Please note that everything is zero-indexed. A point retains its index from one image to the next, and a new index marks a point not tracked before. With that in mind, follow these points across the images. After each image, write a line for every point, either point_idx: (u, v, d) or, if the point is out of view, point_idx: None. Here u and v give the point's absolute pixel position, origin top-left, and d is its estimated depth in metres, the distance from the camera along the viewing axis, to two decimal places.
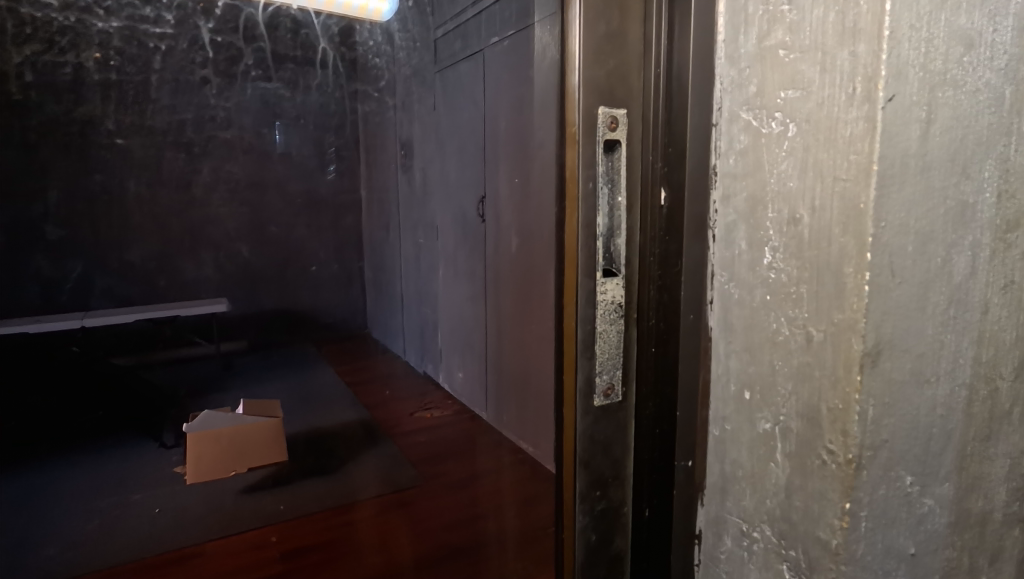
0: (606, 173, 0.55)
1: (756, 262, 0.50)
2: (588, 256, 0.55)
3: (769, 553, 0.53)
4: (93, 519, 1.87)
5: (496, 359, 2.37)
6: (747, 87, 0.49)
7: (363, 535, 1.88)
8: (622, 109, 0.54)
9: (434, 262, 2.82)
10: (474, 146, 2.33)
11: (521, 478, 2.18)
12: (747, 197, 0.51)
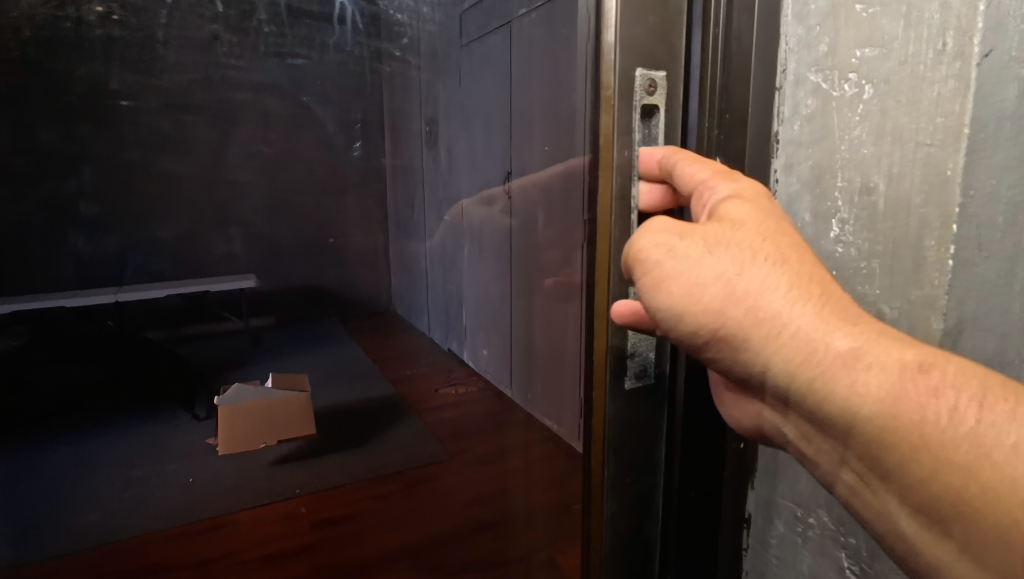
0: (642, 141, 0.58)
1: (822, 234, 0.60)
2: (621, 220, 0.58)
3: (826, 539, 0.60)
4: (132, 487, 1.94)
5: (523, 338, 2.38)
6: (816, 47, 0.57)
7: (390, 508, 1.93)
8: (661, 70, 0.57)
9: (460, 240, 2.84)
10: (501, 120, 2.30)
11: (548, 457, 2.15)
12: (812, 164, 0.59)
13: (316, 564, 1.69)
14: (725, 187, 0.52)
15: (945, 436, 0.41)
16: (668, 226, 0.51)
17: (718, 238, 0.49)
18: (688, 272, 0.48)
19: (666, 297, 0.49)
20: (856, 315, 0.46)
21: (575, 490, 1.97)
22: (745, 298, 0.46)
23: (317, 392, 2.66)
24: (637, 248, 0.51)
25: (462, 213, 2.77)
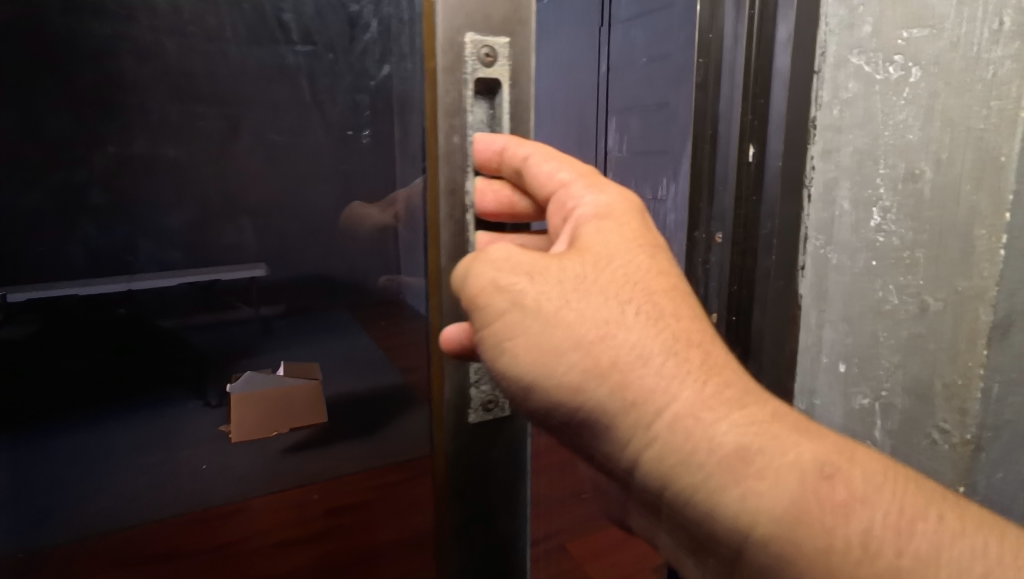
0: (480, 129, 0.65)
1: (861, 225, 0.82)
2: (451, 218, 0.66)
3: None
4: (143, 478, 2.00)
5: None
6: (857, 30, 0.77)
7: (397, 496, 2.03)
8: (504, 38, 0.63)
9: None
10: None
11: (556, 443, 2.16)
12: (852, 153, 0.81)
13: (336, 549, 1.81)
14: (576, 196, 0.63)
15: (837, 550, 0.49)
16: (518, 262, 0.58)
17: (566, 283, 0.56)
18: (538, 331, 0.55)
19: (518, 346, 0.57)
20: (722, 392, 0.54)
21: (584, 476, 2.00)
22: (611, 370, 0.53)
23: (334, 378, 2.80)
24: (482, 287, 0.58)
25: None
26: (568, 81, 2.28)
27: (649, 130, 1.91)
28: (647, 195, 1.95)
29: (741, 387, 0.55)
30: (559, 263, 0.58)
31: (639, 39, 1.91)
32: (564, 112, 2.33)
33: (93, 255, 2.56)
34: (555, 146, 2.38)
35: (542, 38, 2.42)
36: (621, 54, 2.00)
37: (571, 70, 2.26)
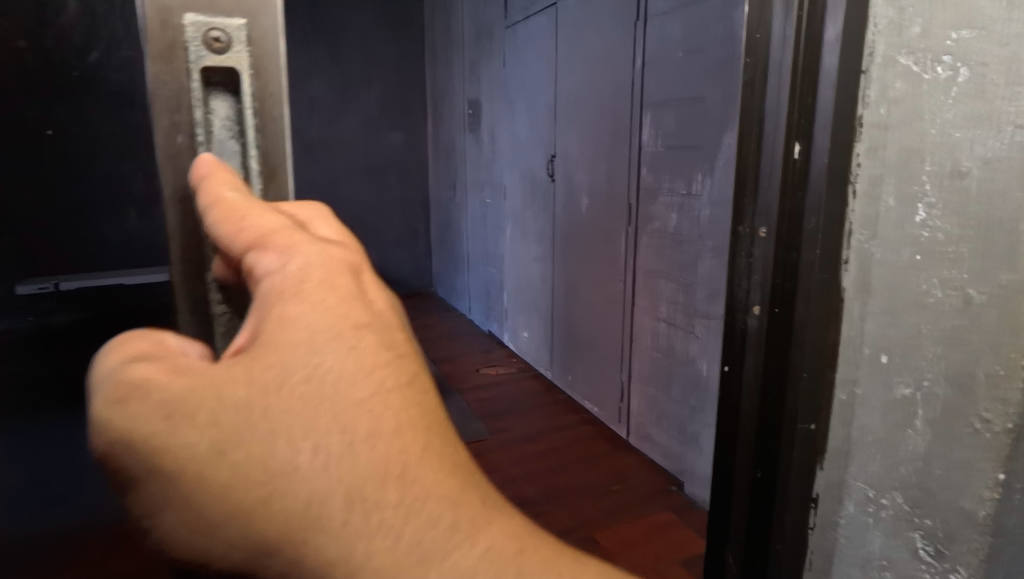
0: (205, 149, 0.50)
1: (906, 218, 0.73)
2: (175, 250, 0.51)
3: (900, 521, 0.80)
4: None
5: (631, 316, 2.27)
6: (910, 28, 0.69)
7: None
8: (241, 20, 0.49)
9: (524, 227, 3.12)
10: (589, 95, 2.37)
11: (589, 437, 2.47)
12: (899, 148, 0.72)
13: None
14: (262, 267, 0.48)
15: None
16: (162, 400, 0.42)
17: (215, 435, 0.42)
18: (196, 487, 0.42)
19: (166, 524, 0.43)
20: (421, 507, 0.45)
21: (611, 473, 2.21)
22: (279, 541, 0.43)
23: None
24: (109, 444, 0.42)
25: (553, 185, 2.75)
26: (603, 74, 2.27)
27: (684, 125, 1.90)
28: (682, 190, 1.94)
29: (439, 494, 0.46)
30: (213, 399, 0.42)
31: (676, 33, 1.89)
32: (598, 107, 2.33)
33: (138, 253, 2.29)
34: (588, 144, 2.42)
35: (577, 31, 2.42)
36: (658, 46, 1.97)
37: (606, 63, 2.25)
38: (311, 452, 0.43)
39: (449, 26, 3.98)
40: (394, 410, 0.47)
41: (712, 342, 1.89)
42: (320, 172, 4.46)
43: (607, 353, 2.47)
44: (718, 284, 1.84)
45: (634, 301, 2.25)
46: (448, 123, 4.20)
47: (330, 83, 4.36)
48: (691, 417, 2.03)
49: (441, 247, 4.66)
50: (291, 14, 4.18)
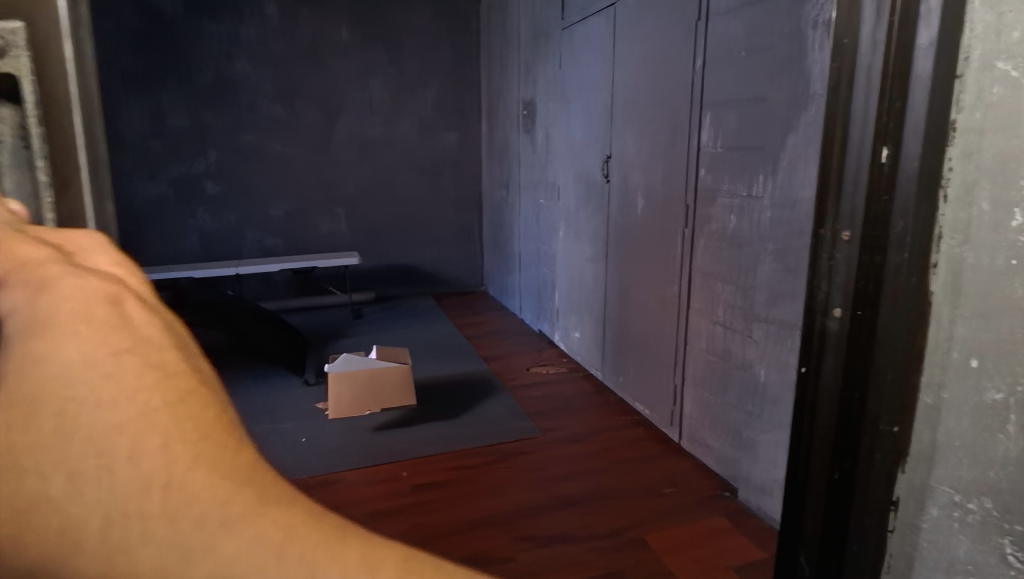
0: None
1: (1001, 222, 0.69)
2: None
3: (987, 524, 0.76)
4: None
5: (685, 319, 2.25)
6: (1009, 32, 0.65)
7: (483, 475, 2.22)
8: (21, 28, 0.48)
9: (578, 227, 3.12)
10: (647, 96, 2.36)
11: (639, 439, 2.46)
12: (995, 153, 0.68)
13: (426, 515, 2.01)
14: (4, 308, 0.32)
15: None
16: None
17: None
18: None
19: None
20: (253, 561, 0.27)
21: (661, 476, 2.19)
22: None
23: (424, 368, 3.20)
24: None
25: (609, 186, 2.75)
26: (662, 75, 2.26)
27: (746, 125, 1.86)
28: (742, 192, 1.91)
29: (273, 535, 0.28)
30: None
31: (738, 33, 1.87)
32: (656, 108, 2.32)
33: None
34: (645, 145, 2.41)
35: (637, 32, 2.41)
36: (719, 46, 1.95)
37: (665, 64, 2.23)
38: (66, 478, 0.26)
39: (506, 28, 4.02)
40: (165, 426, 0.29)
41: (771, 346, 1.85)
42: (378, 172, 4.60)
43: (660, 356, 2.45)
44: (779, 288, 1.80)
45: (690, 303, 2.22)
46: (503, 124, 4.25)
47: (389, 85, 4.49)
48: (747, 422, 1.99)
49: (494, 247, 4.71)
50: (353, 19, 4.32)
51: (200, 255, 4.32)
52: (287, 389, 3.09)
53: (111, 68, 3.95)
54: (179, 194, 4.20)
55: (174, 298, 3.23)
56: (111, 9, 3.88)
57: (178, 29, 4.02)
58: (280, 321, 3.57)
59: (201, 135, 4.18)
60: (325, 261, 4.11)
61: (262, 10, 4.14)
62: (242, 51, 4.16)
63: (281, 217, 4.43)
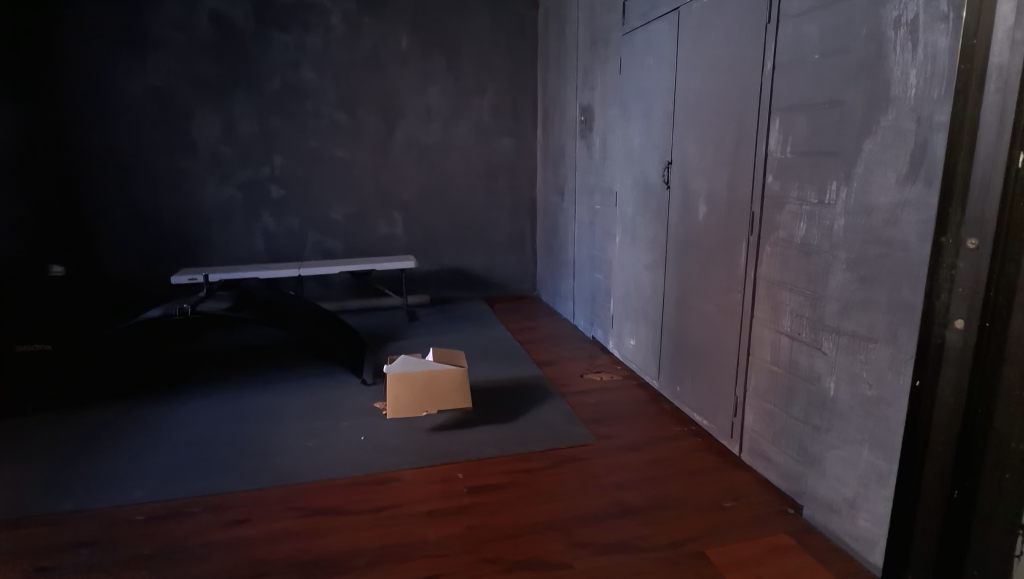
0: None
1: None
2: None
3: None
4: (262, 450, 2.55)
5: (748, 330, 2.20)
6: None
7: (538, 480, 2.23)
8: None
9: (635, 233, 3.10)
10: (711, 101, 2.33)
11: (698, 450, 2.41)
12: None
13: (481, 517, 2.03)
14: None
15: None
16: None
17: None
18: None
19: None
20: None
21: (721, 490, 2.14)
22: None
23: (478, 371, 3.23)
24: None
25: (668, 192, 2.72)
26: (728, 80, 2.22)
27: (818, 130, 1.81)
28: (813, 199, 1.85)
29: None
30: None
31: (812, 35, 1.81)
32: (721, 113, 2.27)
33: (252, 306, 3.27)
34: (707, 152, 2.37)
35: (702, 36, 2.37)
36: (792, 49, 1.90)
37: (732, 68, 2.19)
38: None
39: (564, 34, 4.03)
40: None
41: (841, 359, 1.78)
42: (434, 177, 4.68)
43: (720, 366, 2.40)
44: (851, 298, 1.74)
45: (754, 313, 2.17)
46: (559, 130, 4.26)
47: (447, 92, 4.57)
48: (814, 438, 1.93)
49: (547, 252, 4.72)
50: (413, 27, 4.42)
51: (264, 256, 4.50)
52: (345, 387, 3.18)
53: (187, 78, 4.16)
54: (247, 198, 4.39)
55: (240, 297, 3.37)
56: (188, 22, 4.09)
57: (250, 40, 4.20)
58: (339, 322, 3.68)
59: (267, 141, 4.36)
60: (382, 264, 4.21)
61: (328, 21, 4.29)
62: (308, 60, 4.32)
63: (340, 220, 4.57)
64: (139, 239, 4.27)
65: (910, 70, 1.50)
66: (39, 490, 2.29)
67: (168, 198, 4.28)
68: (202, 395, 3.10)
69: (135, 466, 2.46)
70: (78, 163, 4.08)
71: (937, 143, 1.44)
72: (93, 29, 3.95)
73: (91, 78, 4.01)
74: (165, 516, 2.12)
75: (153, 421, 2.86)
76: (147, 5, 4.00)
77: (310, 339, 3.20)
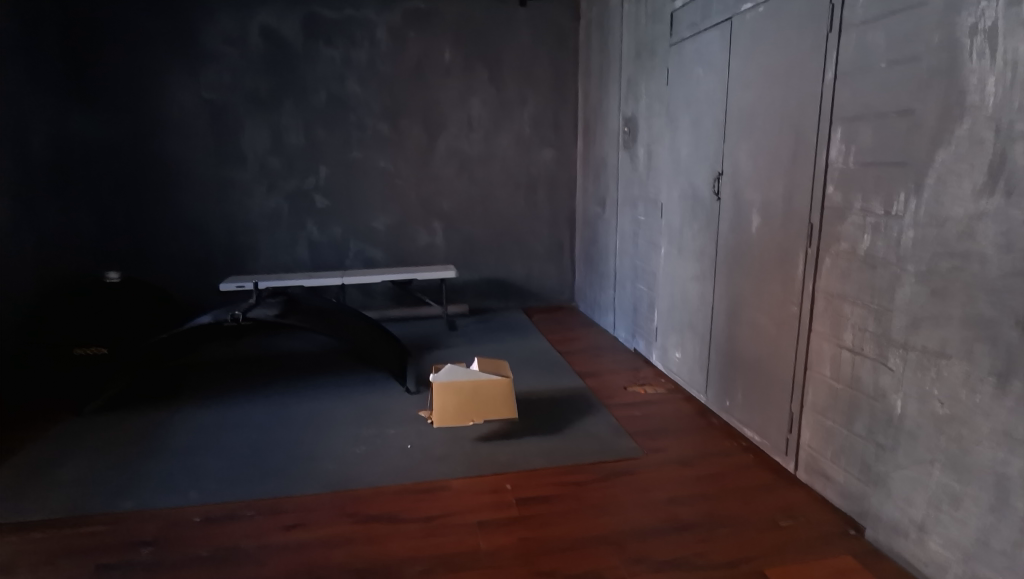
0: None
1: None
2: None
3: None
4: (311, 455, 2.59)
5: (808, 344, 2.14)
6: None
7: (588, 494, 2.21)
8: None
9: (682, 243, 3.07)
10: (768, 112, 2.29)
11: (751, 466, 2.36)
12: None
13: (532, 528, 2.02)
14: None
15: None
16: None
17: None
18: None
19: None
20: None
21: (778, 508, 2.09)
22: None
23: (520, 382, 3.22)
24: None
25: (719, 203, 2.68)
26: (785, 89, 2.19)
27: (884, 141, 1.77)
28: (879, 211, 1.81)
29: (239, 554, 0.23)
30: None
31: (877, 44, 1.78)
32: (777, 123, 2.24)
33: (299, 314, 3.34)
34: (763, 163, 2.33)
35: (757, 46, 2.35)
36: (856, 59, 1.87)
37: (789, 78, 2.16)
38: None
39: (607, 46, 4.04)
40: None
41: (909, 375, 1.72)
42: (475, 188, 4.72)
43: (775, 381, 2.34)
44: (920, 312, 1.68)
45: (812, 326, 2.12)
46: (600, 141, 4.27)
47: (489, 104, 4.61)
48: (878, 456, 1.86)
49: (587, 263, 4.71)
50: (457, 40, 4.48)
51: (308, 264, 4.59)
52: (389, 395, 3.21)
53: (238, 91, 4.29)
54: (293, 208, 4.49)
55: (287, 304, 3.44)
56: (240, 37, 4.22)
57: (298, 53, 4.31)
58: (382, 330, 3.73)
59: (314, 152, 4.46)
60: (423, 273, 4.25)
61: (373, 34, 4.38)
62: (355, 74, 4.41)
63: (382, 229, 4.64)
64: (190, 247, 4.41)
65: (988, 77, 1.46)
66: (100, 489, 2.36)
67: (218, 207, 4.40)
68: (252, 400, 3.17)
69: (190, 467, 2.52)
70: (134, 172, 4.23)
71: (1019, 152, 1.40)
72: (151, 45, 4.11)
73: (148, 92, 4.16)
74: (221, 518, 2.16)
75: (204, 423, 2.93)
76: (202, 21, 4.14)
77: (356, 347, 3.25)
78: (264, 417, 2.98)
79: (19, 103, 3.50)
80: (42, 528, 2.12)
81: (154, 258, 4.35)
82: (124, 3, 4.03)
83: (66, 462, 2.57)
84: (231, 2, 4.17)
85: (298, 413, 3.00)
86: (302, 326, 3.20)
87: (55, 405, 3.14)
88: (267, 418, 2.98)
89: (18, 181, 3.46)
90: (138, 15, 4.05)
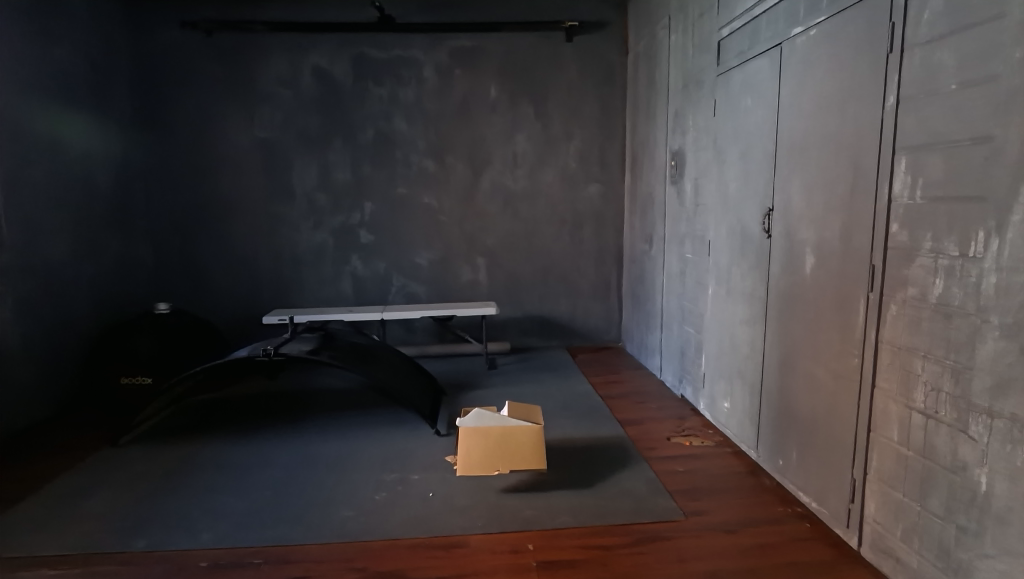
0: None
1: None
2: None
3: None
4: (332, 499, 2.49)
5: (873, 402, 1.87)
6: None
7: (618, 561, 1.98)
8: None
9: (730, 284, 2.84)
10: (822, 143, 2.09)
11: (807, 538, 2.08)
12: None
13: None
14: None
15: None
16: None
17: None
18: None
19: None
20: None
21: None
22: None
23: (555, 429, 3.03)
24: None
25: (770, 241, 2.46)
26: (840, 118, 1.99)
27: (957, 174, 1.55)
28: (954, 252, 1.57)
29: None
30: None
31: (946, 64, 1.57)
32: (833, 155, 2.03)
33: (335, 350, 3.28)
34: (818, 199, 2.12)
35: (809, 72, 2.16)
36: (920, 81, 1.66)
37: (845, 106, 1.97)
38: None
39: (654, 77, 3.92)
40: None
41: (997, 446, 1.45)
42: (518, 224, 4.64)
43: (834, 443, 2.07)
44: (1008, 372, 1.42)
45: (877, 382, 1.86)
46: (648, 176, 4.11)
47: (534, 139, 4.55)
48: (959, 540, 1.57)
49: (634, 302, 4.50)
50: (502, 76, 4.47)
51: (351, 298, 4.60)
52: (419, 438, 3.08)
53: (289, 128, 4.40)
54: (338, 243, 4.53)
55: (324, 340, 3.41)
56: (294, 78, 4.35)
57: (347, 92, 4.40)
58: (417, 368, 3.63)
59: (359, 188, 4.50)
60: (463, 310, 4.15)
61: (420, 72, 4.43)
62: (401, 111, 4.46)
63: (424, 265, 4.61)
64: (239, 279, 4.50)
65: None
66: (117, 526, 2.33)
67: (266, 241, 4.49)
68: (282, 436, 3.12)
69: (210, 506, 2.46)
70: (189, 208, 4.39)
71: None
72: (209, 86, 4.30)
73: (205, 131, 4.33)
74: (228, 565, 2.07)
75: (232, 458, 2.89)
76: (258, 62, 4.31)
77: (388, 387, 3.15)
78: (292, 455, 2.91)
79: (86, 141, 3.71)
80: (54, 565, 2.08)
81: (205, 291, 4.47)
82: (187, 46, 4.24)
83: (93, 494, 2.57)
84: (285, 44, 4.32)
85: (324, 453, 2.92)
86: (335, 361, 3.13)
87: (95, 434, 3.19)
88: (296, 455, 2.91)
89: (79, 215, 3.63)
90: (202, 58, 4.26)
